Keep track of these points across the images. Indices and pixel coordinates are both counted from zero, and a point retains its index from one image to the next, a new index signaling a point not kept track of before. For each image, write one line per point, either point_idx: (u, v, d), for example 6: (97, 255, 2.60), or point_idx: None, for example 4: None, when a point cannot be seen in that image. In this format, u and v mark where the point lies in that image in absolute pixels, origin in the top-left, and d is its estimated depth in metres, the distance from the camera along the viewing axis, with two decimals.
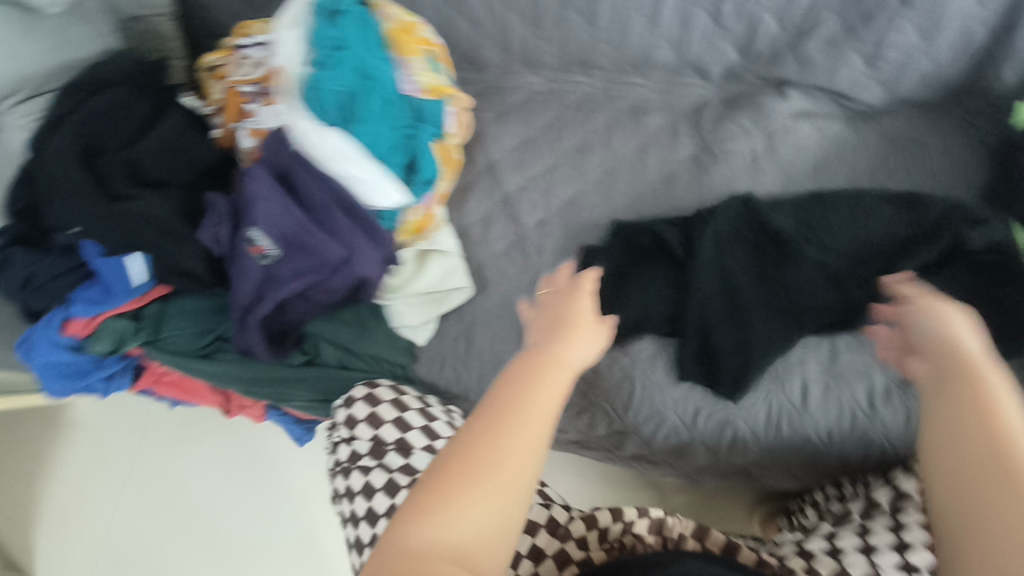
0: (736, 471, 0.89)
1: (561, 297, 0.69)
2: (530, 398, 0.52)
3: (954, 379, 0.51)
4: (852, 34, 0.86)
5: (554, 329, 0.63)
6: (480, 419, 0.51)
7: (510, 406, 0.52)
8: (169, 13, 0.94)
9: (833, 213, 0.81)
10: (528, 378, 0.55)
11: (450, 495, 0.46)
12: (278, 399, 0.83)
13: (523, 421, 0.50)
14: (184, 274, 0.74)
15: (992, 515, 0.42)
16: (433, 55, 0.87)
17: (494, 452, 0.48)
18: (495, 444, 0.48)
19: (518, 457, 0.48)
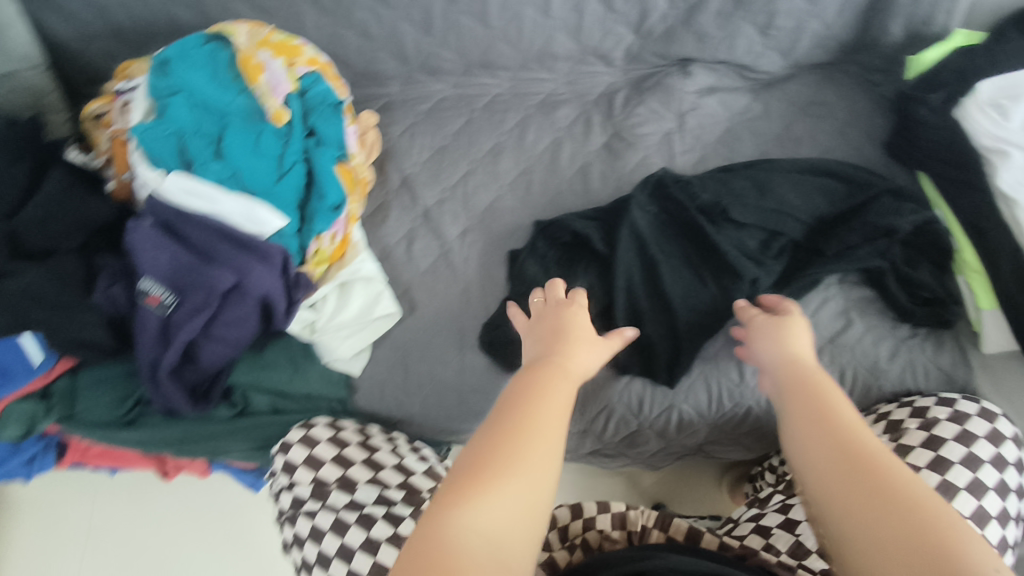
0: (690, 450, 0.90)
1: (548, 307, 0.66)
2: (544, 398, 0.53)
3: (806, 394, 0.59)
4: (741, 6, 0.85)
5: (553, 336, 0.61)
6: (500, 418, 0.51)
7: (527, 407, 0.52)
8: (41, 64, 0.87)
9: (744, 200, 0.82)
10: (544, 379, 0.55)
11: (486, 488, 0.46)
12: (215, 455, 0.79)
13: (541, 421, 0.50)
14: (86, 343, 0.71)
15: (859, 504, 0.49)
16: (309, 71, 0.83)
17: (520, 451, 0.48)
18: (526, 434, 0.49)
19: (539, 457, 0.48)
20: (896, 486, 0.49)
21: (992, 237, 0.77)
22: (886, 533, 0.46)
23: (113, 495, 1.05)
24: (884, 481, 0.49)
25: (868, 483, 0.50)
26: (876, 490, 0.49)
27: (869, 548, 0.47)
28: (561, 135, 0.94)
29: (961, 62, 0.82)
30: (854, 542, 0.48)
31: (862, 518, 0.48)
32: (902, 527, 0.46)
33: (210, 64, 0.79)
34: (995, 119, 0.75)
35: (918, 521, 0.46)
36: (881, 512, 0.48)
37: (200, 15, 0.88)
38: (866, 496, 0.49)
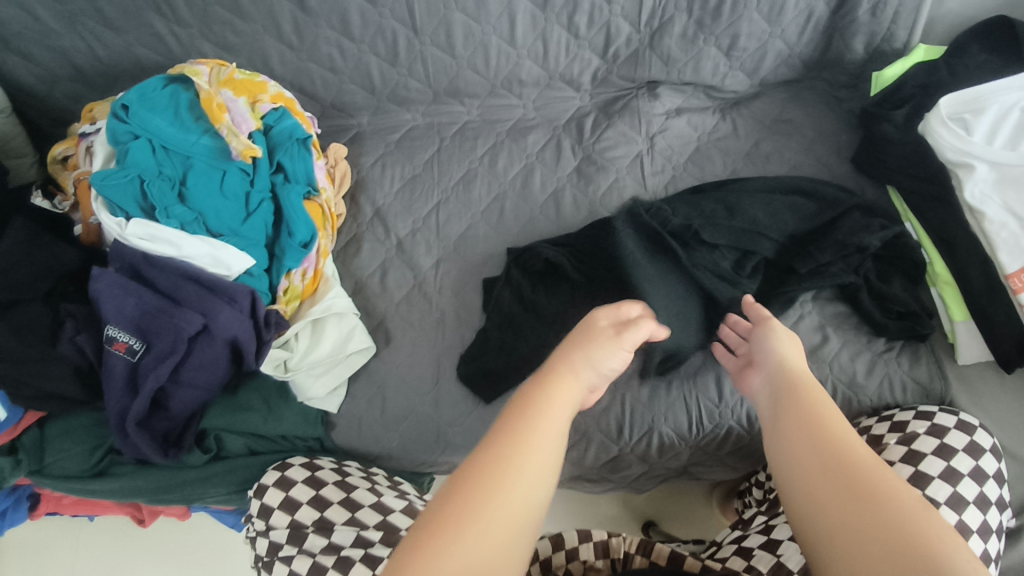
0: (675, 473, 0.88)
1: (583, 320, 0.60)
2: (540, 415, 0.48)
3: (792, 397, 0.54)
4: (703, 28, 0.86)
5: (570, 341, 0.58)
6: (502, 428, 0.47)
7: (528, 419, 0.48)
8: (5, 110, 0.87)
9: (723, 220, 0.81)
10: (542, 397, 0.50)
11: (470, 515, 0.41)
12: (191, 501, 0.78)
13: (536, 443, 0.46)
14: (53, 395, 0.72)
15: (844, 514, 0.44)
16: (273, 108, 0.84)
17: (510, 471, 0.44)
18: (518, 459, 0.44)
19: (530, 481, 0.44)
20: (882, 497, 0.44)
21: (961, 248, 0.77)
22: (869, 547, 0.41)
23: (96, 541, 1.02)
24: (871, 492, 0.44)
25: (853, 492, 0.45)
26: (859, 494, 0.44)
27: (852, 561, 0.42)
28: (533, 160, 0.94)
29: (925, 77, 0.83)
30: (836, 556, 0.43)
31: (844, 530, 0.43)
32: (887, 540, 0.41)
33: (172, 106, 0.79)
34: (958, 134, 0.76)
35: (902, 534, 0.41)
36: (867, 525, 0.42)
37: (165, 55, 0.88)
38: (851, 507, 0.44)
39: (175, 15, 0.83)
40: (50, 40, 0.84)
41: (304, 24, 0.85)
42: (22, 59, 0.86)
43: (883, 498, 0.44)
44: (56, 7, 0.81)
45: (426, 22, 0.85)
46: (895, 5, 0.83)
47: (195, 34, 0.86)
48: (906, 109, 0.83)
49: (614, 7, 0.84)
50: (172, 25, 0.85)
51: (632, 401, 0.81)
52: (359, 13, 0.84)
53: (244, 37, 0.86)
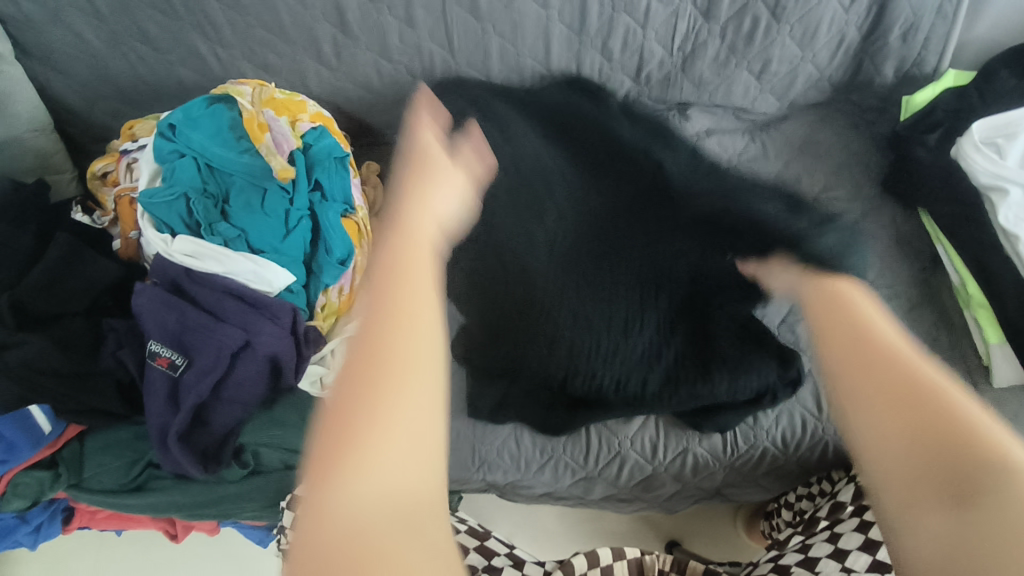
0: (707, 494, 0.87)
1: (425, 156, 0.47)
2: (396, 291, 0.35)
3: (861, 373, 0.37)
4: (735, 52, 0.87)
5: (414, 168, 0.45)
6: (371, 300, 0.34)
7: (390, 264, 0.36)
8: (47, 125, 0.88)
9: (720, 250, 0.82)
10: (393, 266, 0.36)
11: (369, 387, 0.30)
12: (226, 515, 0.79)
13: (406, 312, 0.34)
14: (97, 409, 0.70)
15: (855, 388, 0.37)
16: (313, 126, 0.85)
17: (385, 354, 0.32)
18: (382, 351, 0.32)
19: (401, 320, 0.33)
20: (863, 319, 0.40)
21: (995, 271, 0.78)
22: (908, 443, 0.34)
23: (121, 554, 1.00)
24: (860, 319, 0.40)
25: (864, 350, 0.38)
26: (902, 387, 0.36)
27: (903, 477, 0.34)
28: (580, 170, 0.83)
29: (956, 102, 0.84)
30: (884, 476, 0.34)
31: (853, 404, 0.37)
32: (927, 438, 0.34)
33: (215, 126, 0.80)
34: (992, 158, 0.77)
35: (946, 428, 0.34)
36: (869, 382, 0.37)
37: (205, 74, 0.90)
38: (843, 336, 0.39)
39: (219, 36, 0.85)
40: (95, 59, 0.86)
41: (343, 45, 0.87)
42: (67, 78, 0.87)
43: (896, 366, 0.37)
44: (103, 27, 0.83)
45: (463, 43, 0.87)
46: (924, 32, 0.85)
47: (236, 55, 0.88)
48: (937, 134, 0.84)
49: (649, 31, 0.86)
50: (214, 46, 0.86)
51: (667, 421, 0.82)
52: (398, 35, 0.86)
53: (284, 58, 0.88)
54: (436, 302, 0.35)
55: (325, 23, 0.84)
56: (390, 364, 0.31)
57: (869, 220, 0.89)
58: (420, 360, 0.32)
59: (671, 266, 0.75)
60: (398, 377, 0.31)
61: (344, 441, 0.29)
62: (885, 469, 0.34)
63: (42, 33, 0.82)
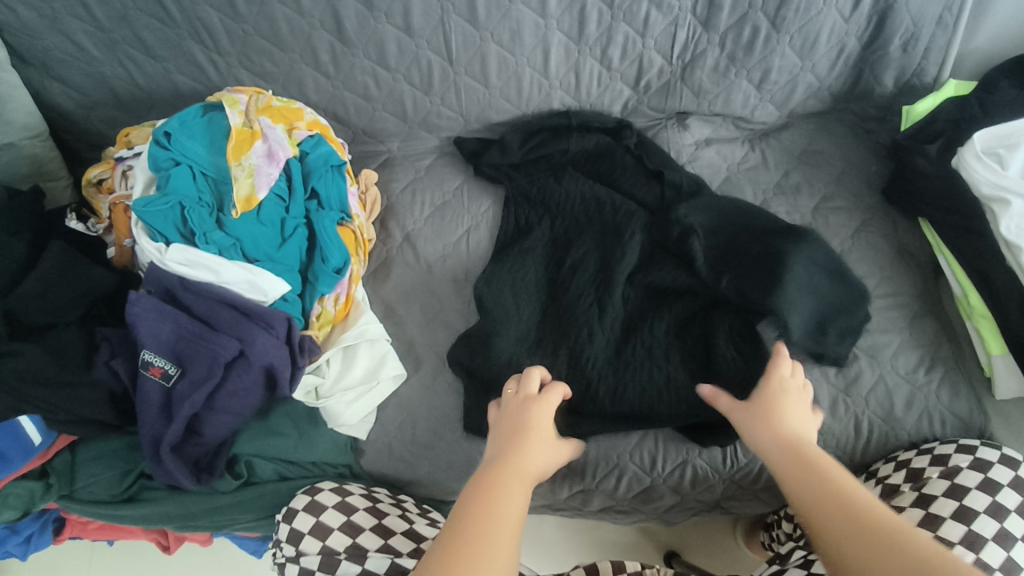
0: (706, 507, 0.86)
1: (517, 400, 0.60)
2: (491, 506, 0.47)
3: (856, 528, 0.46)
4: (735, 61, 0.87)
5: (513, 434, 0.56)
6: (471, 498, 0.48)
7: (500, 472, 0.51)
8: (42, 132, 0.88)
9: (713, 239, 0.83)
10: (495, 483, 0.49)
11: (464, 566, 0.42)
12: (220, 527, 0.78)
13: (496, 513, 0.46)
14: (89, 419, 0.70)
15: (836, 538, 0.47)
16: (309, 135, 0.84)
17: (494, 520, 0.46)
18: (482, 536, 0.44)
19: (489, 512, 0.46)
20: (833, 479, 0.51)
21: (998, 282, 0.77)
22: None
23: (116, 562, 0.99)
24: (829, 479, 0.51)
25: (848, 513, 0.48)
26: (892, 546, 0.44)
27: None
28: (588, 199, 0.90)
29: (957, 112, 0.84)
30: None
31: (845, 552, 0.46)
32: (901, 567, 0.42)
33: (211, 134, 0.79)
34: (992, 168, 0.75)
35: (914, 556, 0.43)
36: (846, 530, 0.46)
37: (202, 81, 0.89)
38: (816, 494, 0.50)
39: (216, 44, 0.85)
40: (91, 66, 0.85)
41: (341, 53, 0.86)
42: (63, 84, 0.87)
43: (864, 514, 0.47)
44: (99, 35, 0.82)
45: (461, 52, 0.86)
46: (925, 42, 0.85)
47: (233, 63, 0.87)
48: (938, 144, 0.84)
49: (648, 41, 0.86)
50: (211, 54, 0.86)
51: (666, 433, 0.81)
52: (395, 43, 0.85)
53: (281, 65, 0.88)
54: (515, 504, 0.48)
55: (323, 31, 0.84)
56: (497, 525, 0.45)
57: (871, 229, 0.88)
58: (512, 536, 0.45)
59: (660, 275, 0.82)
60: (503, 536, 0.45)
61: (456, 574, 0.41)
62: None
63: (38, 40, 0.81)
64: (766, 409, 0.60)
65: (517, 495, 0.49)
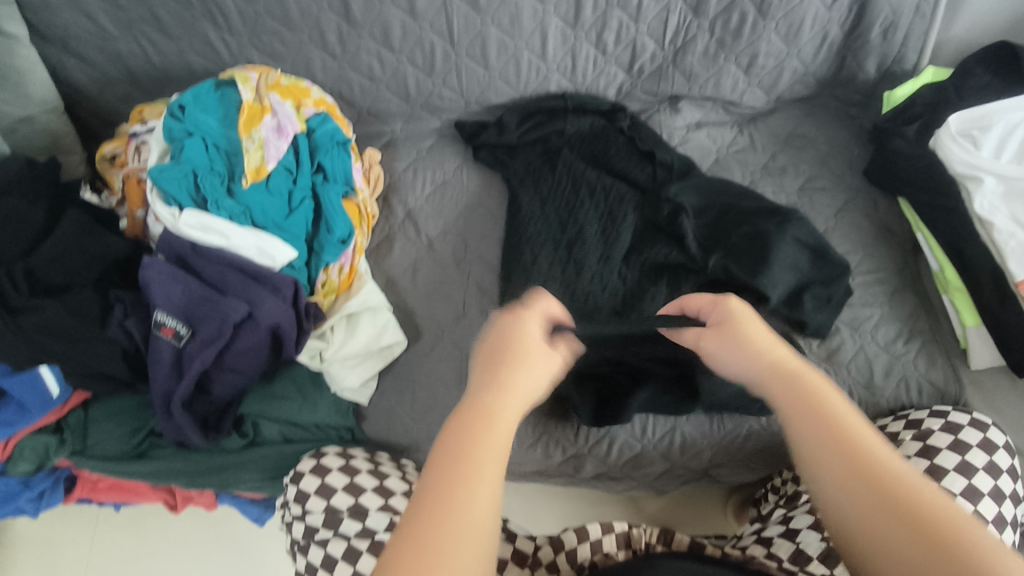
0: (695, 475, 0.90)
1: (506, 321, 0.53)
2: (473, 472, 0.40)
3: (850, 476, 0.41)
4: (724, 46, 0.91)
5: (492, 360, 0.49)
6: (442, 457, 0.41)
7: (498, 415, 0.44)
8: (58, 107, 0.91)
9: (704, 218, 0.87)
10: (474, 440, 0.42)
11: (438, 547, 0.37)
12: (224, 487, 0.80)
13: (481, 480, 0.40)
14: (103, 374, 0.73)
15: (828, 474, 0.42)
16: (316, 112, 0.88)
17: (474, 477, 0.40)
18: (462, 503, 0.39)
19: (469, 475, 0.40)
20: (836, 409, 0.44)
21: (972, 257, 0.81)
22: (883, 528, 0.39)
23: (122, 528, 1.02)
24: (827, 407, 0.44)
25: (839, 457, 0.42)
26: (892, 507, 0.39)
27: (889, 557, 0.38)
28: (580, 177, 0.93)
29: (934, 96, 0.88)
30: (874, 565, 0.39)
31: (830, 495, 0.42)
32: (917, 541, 0.37)
33: (223, 108, 0.83)
34: (969, 149, 0.81)
35: (913, 512, 0.38)
36: (844, 469, 0.41)
37: (215, 60, 0.93)
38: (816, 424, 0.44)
39: (228, 23, 0.88)
40: (107, 44, 0.89)
41: (348, 34, 0.90)
42: (79, 61, 0.90)
43: (867, 457, 0.41)
44: (117, 14, 0.86)
45: (463, 34, 0.90)
46: (904, 29, 0.89)
47: (245, 43, 0.91)
48: (916, 126, 0.88)
49: (641, 25, 0.90)
50: (223, 33, 0.89)
51: None
52: (400, 26, 0.89)
53: (290, 46, 0.91)
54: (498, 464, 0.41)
55: (331, 13, 0.87)
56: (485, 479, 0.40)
57: (853, 208, 0.92)
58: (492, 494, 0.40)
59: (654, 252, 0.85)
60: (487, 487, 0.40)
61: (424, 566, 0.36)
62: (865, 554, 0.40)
63: (57, 17, 0.85)
64: (733, 335, 0.53)
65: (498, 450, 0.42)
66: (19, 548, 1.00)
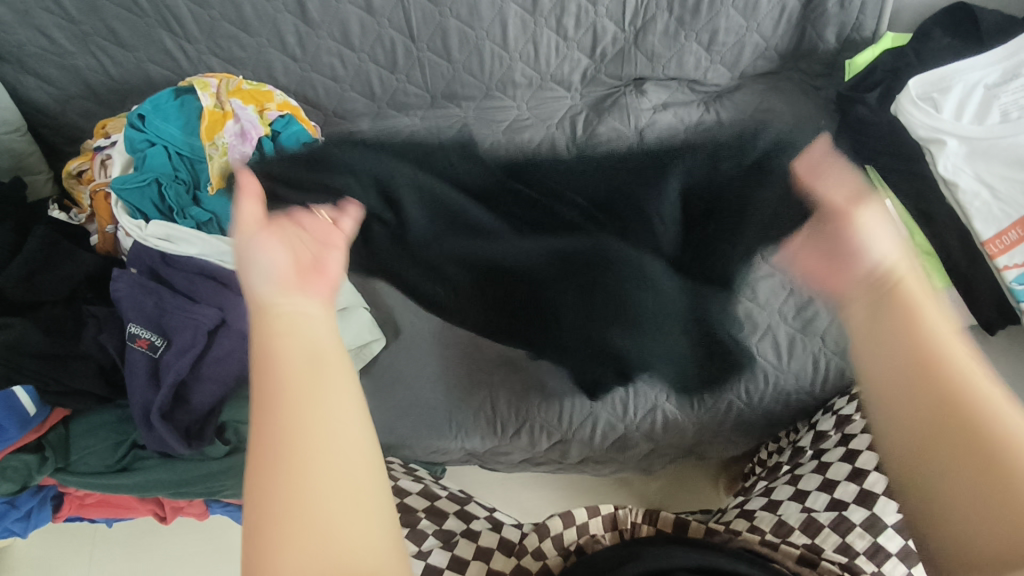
0: (681, 453, 0.87)
1: (279, 311, 0.40)
2: (307, 406, 0.35)
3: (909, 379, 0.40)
4: (683, 24, 0.92)
5: (299, 356, 0.38)
6: (262, 390, 0.36)
7: (303, 356, 0.38)
8: (20, 127, 0.90)
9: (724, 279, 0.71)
10: (285, 389, 0.36)
11: (287, 486, 0.33)
12: (211, 494, 0.80)
13: (323, 400, 0.36)
14: (79, 390, 0.73)
15: (907, 413, 0.39)
16: (280, 115, 0.87)
17: (292, 396, 0.36)
18: (285, 482, 0.33)
19: (316, 413, 0.35)
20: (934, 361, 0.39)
21: (938, 220, 0.81)
22: (946, 451, 0.37)
23: (120, 542, 1.02)
24: (935, 374, 0.39)
25: (923, 376, 0.39)
26: (962, 431, 0.37)
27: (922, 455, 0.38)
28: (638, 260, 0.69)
29: (894, 62, 0.89)
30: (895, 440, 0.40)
31: (887, 343, 0.42)
32: (942, 407, 0.38)
33: (183, 115, 0.82)
34: (929, 113, 0.81)
35: (953, 404, 0.37)
36: (920, 409, 0.39)
37: (174, 69, 0.92)
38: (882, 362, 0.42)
39: (184, 31, 0.88)
40: (64, 59, 0.88)
41: (306, 35, 0.90)
42: (38, 79, 0.89)
43: (952, 382, 0.38)
44: (72, 28, 0.85)
45: (422, 28, 0.90)
46: None
47: (203, 50, 0.90)
48: (877, 93, 0.89)
49: (599, 9, 0.90)
50: (180, 41, 0.89)
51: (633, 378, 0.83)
52: (359, 23, 0.89)
53: (249, 50, 0.91)
54: (362, 432, 0.36)
55: (287, 14, 0.87)
56: (331, 384, 0.37)
57: None
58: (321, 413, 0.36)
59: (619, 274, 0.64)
60: (351, 474, 0.34)
61: (267, 528, 0.32)
62: (922, 476, 0.38)
63: (11, 36, 0.84)
64: (908, 334, 0.41)
65: (311, 325, 0.40)
66: (16, 571, 1.00)
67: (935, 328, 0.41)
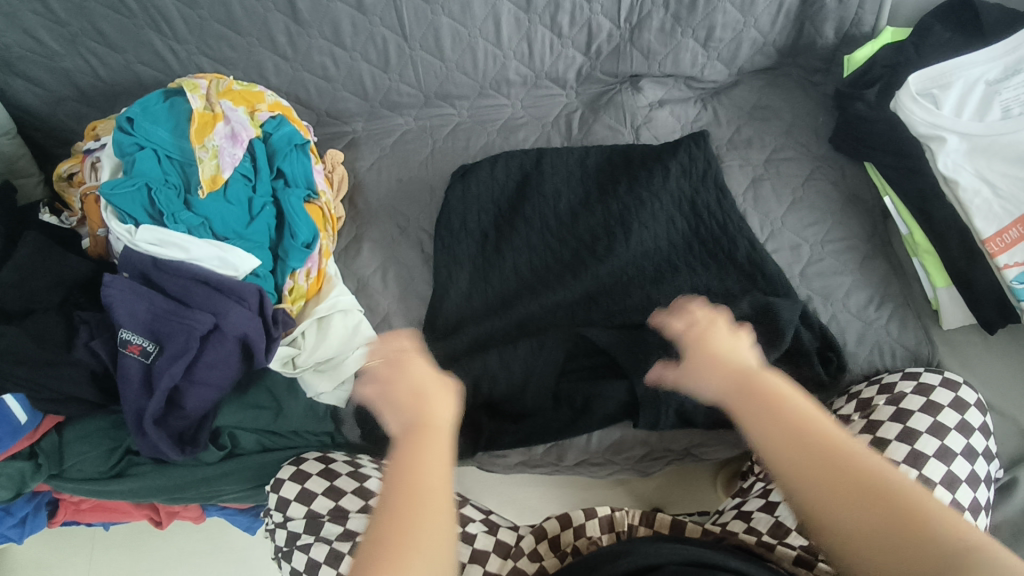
0: (678, 455, 0.86)
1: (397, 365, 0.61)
2: (422, 463, 0.52)
3: (812, 451, 0.50)
4: (680, 21, 0.90)
5: (414, 401, 0.57)
6: (403, 442, 0.54)
7: (423, 423, 0.56)
8: (11, 130, 0.90)
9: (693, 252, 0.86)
10: (414, 446, 0.53)
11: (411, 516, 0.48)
12: (208, 498, 0.81)
13: (435, 465, 0.52)
14: (71, 396, 0.73)
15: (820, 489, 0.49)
16: (271, 116, 0.87)
17: (422, 457, 0.52)
18: (412, 523, 0.48)
19: (432, 470, 0.52)
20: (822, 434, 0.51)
21: (937, 217, 0.80)
22: (875, 523, 0.46)
23: (118, 544, 1.02)
24: (826, 445, 0.50)
25: (810, 447, 0.50)
26: (873, 500, 0.47)
27: (850, 527, 0.46)
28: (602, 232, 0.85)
29: (893, 57, 0.87)
30: (831, 523, 0.47)
31: (771, 440, 0.52)
32: (838, 487, 0.48)
33: (173, 117, 0.82)
34: (929, 109, 0.79)
35: (859, 474, 0.48)
36: (829, 482, 0.48)
37: (165, 71, 0.91)
38: (801, 462, 0.50)
39: (173, 31, 0.87)
40: (53, 61, 0.87)
41: (297, 34, 0.88)
42: (28, 81, 0.89)
43: (840, 451, 0.50)
44: (59, 29, 0.84)
45: (415, 27, 0.89)
46: None
47: (193, 50, 0.89)
48: (876, 89, 0.87)
49: (595, 6, 0.89)
50: (170, 42, 0.88)
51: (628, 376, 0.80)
52: (350, 22, 0.88)
53: (240, 50, 0.90)
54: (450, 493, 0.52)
55: (277, 13, 0.86)
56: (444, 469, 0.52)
57: (820, 175, 0.92)
58: (445, 490, 0.51)
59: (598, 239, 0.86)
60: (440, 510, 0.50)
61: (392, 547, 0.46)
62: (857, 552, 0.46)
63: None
64: (789, 430, 0.52)
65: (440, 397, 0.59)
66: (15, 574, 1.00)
67: (800, 408, 0.54)
